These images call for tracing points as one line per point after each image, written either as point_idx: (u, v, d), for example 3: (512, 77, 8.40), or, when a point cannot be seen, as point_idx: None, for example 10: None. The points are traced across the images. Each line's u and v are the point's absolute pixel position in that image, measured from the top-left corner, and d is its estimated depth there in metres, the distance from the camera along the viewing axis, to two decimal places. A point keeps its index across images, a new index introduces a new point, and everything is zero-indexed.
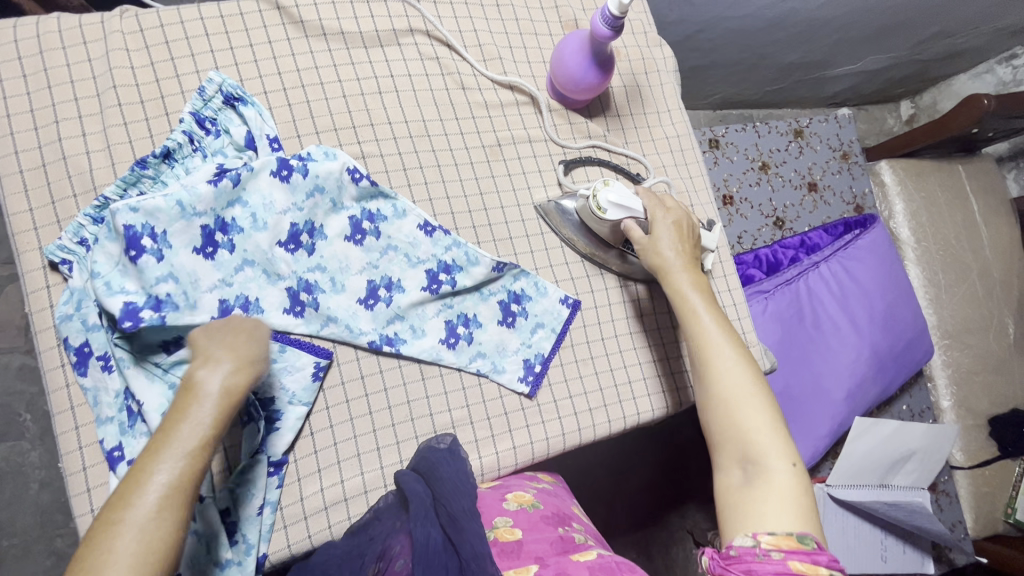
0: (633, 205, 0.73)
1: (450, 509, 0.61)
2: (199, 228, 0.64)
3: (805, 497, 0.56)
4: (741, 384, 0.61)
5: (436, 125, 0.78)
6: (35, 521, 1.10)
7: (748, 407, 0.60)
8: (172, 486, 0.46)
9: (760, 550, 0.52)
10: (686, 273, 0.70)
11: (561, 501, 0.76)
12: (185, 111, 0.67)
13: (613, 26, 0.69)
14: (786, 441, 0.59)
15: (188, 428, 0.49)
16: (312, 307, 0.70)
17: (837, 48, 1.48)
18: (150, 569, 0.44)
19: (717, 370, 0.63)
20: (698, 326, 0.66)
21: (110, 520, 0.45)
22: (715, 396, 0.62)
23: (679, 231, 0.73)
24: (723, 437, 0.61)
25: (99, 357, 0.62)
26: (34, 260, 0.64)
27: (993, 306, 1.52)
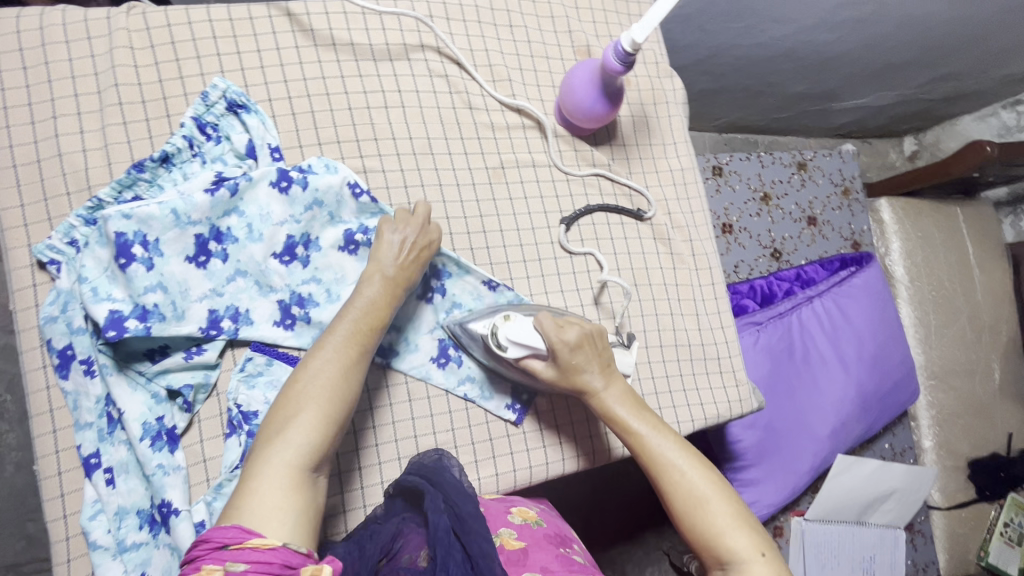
0: (534, 342, 0.67)
1: (458, 510, 0.57)
2: (193, 236, 0.64)
3: None
4: (695, 489, 0.61)
5: (440, 144, 0.77)
6: (6, 504, 1.08)
7: (709, 512, 0.60)
8: (356, 333, 0.59)
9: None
10: (610, 388, 0.68)
11: (560, 524, 0.75)
12: (186, 115, 0.67)
13: (625, 61, 0.68)
14: (753, 531, 0.60)
15: (358, 303, 0.61)
16: (304, 320, 0.68)
17: (846, 83, 1.48)
18: (339, 395, 0.55)
19: (672, 480, 0.62)
20: (638, 445, 0.65)
21: (314, 353, 0.57)
22: (677, 509, 0.62)
23: (591, 350, 0.69)
24: (697, 545, 0.61)
25: (82, 361, 0.61)
26: (22, 258, 0.63)
27: (980, 351, 1.54)
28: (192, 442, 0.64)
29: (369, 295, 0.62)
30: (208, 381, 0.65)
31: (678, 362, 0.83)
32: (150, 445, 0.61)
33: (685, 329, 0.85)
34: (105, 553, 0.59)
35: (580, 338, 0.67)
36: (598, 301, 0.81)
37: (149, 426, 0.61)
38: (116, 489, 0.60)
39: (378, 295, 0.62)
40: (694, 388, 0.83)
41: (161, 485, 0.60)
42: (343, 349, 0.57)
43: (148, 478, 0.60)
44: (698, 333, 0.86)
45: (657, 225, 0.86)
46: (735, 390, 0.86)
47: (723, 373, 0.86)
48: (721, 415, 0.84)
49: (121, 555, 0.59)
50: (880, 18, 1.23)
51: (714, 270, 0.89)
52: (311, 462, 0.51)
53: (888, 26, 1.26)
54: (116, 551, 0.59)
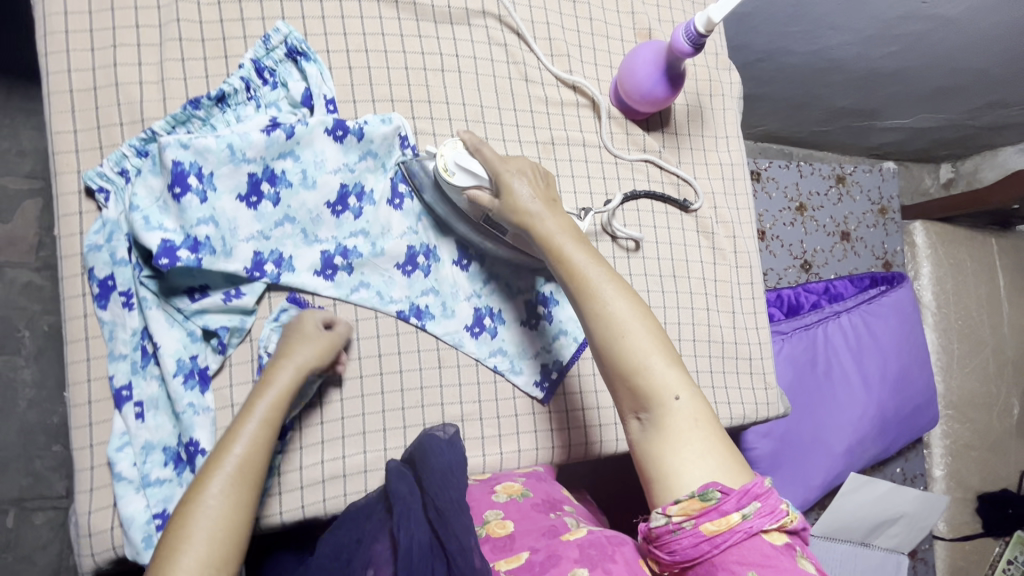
0: (480, 173, 0.64)
1: (436, 504, 0.58)
2: (246, 174, 0.63)
3: (700, 420, 0.53)
4: (625, 325, 0.54)
5: (492, 113, 0.76)
6: (16, 439, 1.05)
7: (634, 353, 0.54)
8: (247, 455, 0.53)
9: (672, 524, 0.48)
10: (552, 217, 0.60)
11: (552, 484, 0.73)
12: (246, 57, 0.66)
13: (695, 43, 0.67)
14: (680, 372, 0.54)
15: (253, 427, 0.55)
16: (346, 271, 0.69)
17: (892, 101, 1.45)
18: (231, 532, 0.50)
19: (595, 314, 0.55)
20: (571, 277, 0.57)
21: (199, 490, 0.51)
22: (601, 345, 0.55)
23: (532, 180, 0.63)
24: (616, 383, 0.55)
25: (122, 293, 0.61)
26: (70, 184, 0.62)
27: (1002, 386, 1.50)
28: (221, 385, 0.63)
29: (262, 412, 0.56)
30: (244, 325, 0.64)
31: (709, 357, 0.82)
32: (183, 383, 0.61)
33: (719, 326, 0.84)
34: (129, 486, 0.59)
35: (521, 171, 0.63)
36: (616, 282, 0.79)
37: (183, 363, 0.61)
38: (145, 423, 0.60)
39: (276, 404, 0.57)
40: (723, 386, 0.82)
41: (190, 424, 0.60)
42: (232, 485, 0.52)
43: (177, 416, 0.60)
44: (732, 332, 0.84)
45: (702, 218, 0.84)
46: (763, 392, 0.85)
47: (752, 374, 0.85)
48: (747, 416, 0.83)
49: (145, 489, 0.59)
50: (943, 35, 1.19)
51: (754, 270, 0.88)
52: None
53: (948, 47, 1.22)
54: (140, 484, 0.59)
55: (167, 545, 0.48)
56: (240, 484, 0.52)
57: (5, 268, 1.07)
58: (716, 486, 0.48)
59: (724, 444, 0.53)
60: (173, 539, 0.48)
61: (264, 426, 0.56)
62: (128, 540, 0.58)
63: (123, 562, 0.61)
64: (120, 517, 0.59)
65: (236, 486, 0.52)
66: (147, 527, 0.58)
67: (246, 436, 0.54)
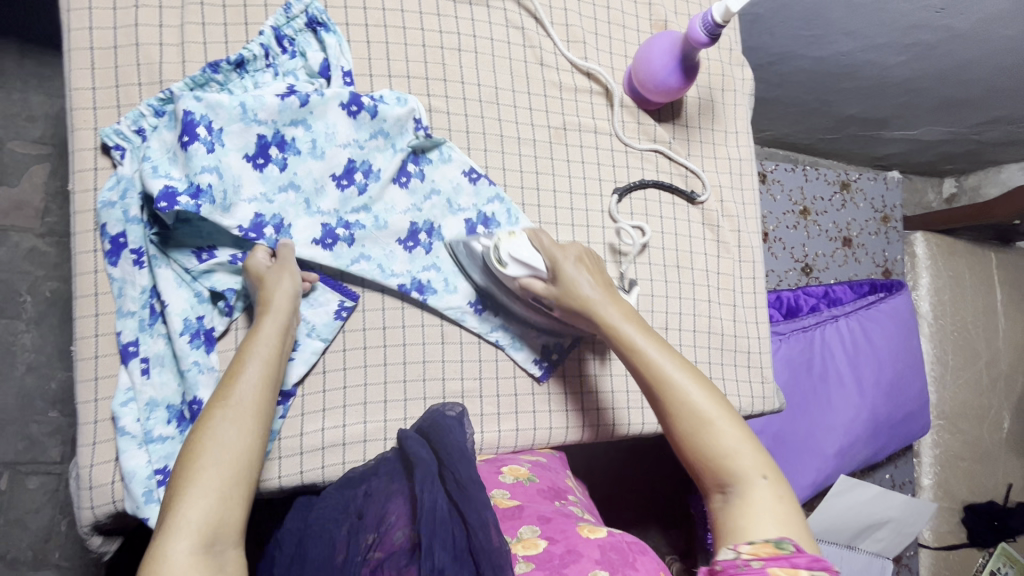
0: (534, 262, 0.66)
1: (458, 476, 0.58)
2: (256, 135, 0.64)
3: (789, 501, 0.53)
4: (704, 411, 0.56)
5: (507, 96, 0.77)
6: (13, 402, 1.02)
7: (719, 438, 0.55)
8: (258, 382, 0.54)
9: (740, 560, 0.46)
10: (614, 305, 0.63)
11: (556, 474, 0.76)
12: (267, 24, 0.66)
13: (712, 33, 0.67)
14: (761, 452, 0.55)
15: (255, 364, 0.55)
16: (346, 241, 0.69)
17: (899, 112, 1.46)
18: (243, 462, 0.49)
19: (677, 401, 0.57)
20: (643, 363, 0.59)
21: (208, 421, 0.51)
22: (682, 431, 0.56)
23: (586, 267, 0.66)
24: (698, 467, 0.55)
25: (133, 251, 0.62)
26: (87, 139, 0.63)
27: (994, 399, 1.51)
28: (227, 347, 0.64)
29: (264, 346, 0.57)
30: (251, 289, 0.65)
31: (709, 349, 0.83)
32: (190, 342, 0.61)
33: (720, 320, 0.84)
34: (132, 441, 0.59)
35: (576, 256, 0.66)
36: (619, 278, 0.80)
37: (189, 323, 0.62)
38: (150, 380, 0.61)
39: (274, 335, 0.59)
40: (721, 377, 0.83)
41: (194, 382, 0.60)
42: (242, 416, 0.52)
43: (182, 373, 0.60)
44: (732, 326, 0.85)
45: (708, 211, 0.85)
46: (760, 386, 0.86)
47: (751, 367, 0.86)
48: (742, 409, 0.84)
49: (147, 445, 0.60)
50: (952, 47, 1.17)
51: (757, 265, 0.88)
52: (213, 537, 0.45)
53: (958, 58, 1.21)
54: (142, 440, 0.60)
55: (178, 477, 0.48)
56: (248, 412, 0.52)
57: (10, 232, 1.05)
58: (791, 541, 0.49)
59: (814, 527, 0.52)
60: (186, 469, 0.48)
61: (265, 364, 0.56)
62: (128, 494, 0.59)
63: (122, 518, 0.62)
64: (122, 471, 0.59)
65: (240, 417, 0.52)
66: (147, 482, 0.59)
67: (250, 375, 0.54)
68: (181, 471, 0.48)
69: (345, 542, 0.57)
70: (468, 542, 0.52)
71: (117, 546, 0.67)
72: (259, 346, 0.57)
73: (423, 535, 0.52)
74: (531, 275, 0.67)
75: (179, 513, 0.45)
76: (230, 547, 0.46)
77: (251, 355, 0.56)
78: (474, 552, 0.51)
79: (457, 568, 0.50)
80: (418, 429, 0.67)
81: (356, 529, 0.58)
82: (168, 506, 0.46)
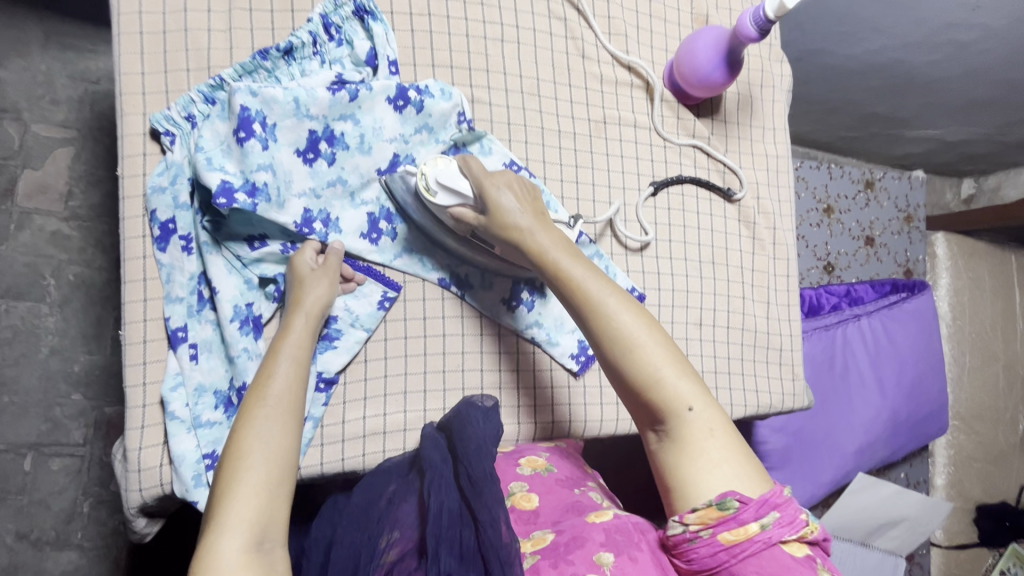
0: (463, 190, 0.63)
1: (471, 472, 0.58)
2: (307, 130, 0.64)
3: (716, 432, 0.53)
4: (634, 340, 0.54)
5: (548, 88, 0.77)
6: (37, 385, 1.03)
7: (648, 369, 0.54)
8: (288, 384, 0.55)
9: (689, 533, 0.50)
10: (544, 233, 0.61)
11: (575, 461, 0.74)
12: (315, 12, 0.66)
13: (762, 29, 0.67)
14: (691, 380, 0.54)
15: (283, 367, 0.56)
16: (389, 236, 0.70)
17: (924, 110, 1.42)
18: (280, 458, 0.50)
19: (605, 329, 0.55)
20: (571, 291, 0.58)
21: (246, 423, 0.52)
22: (612, 362, 0.55)
23: (518, 193, 0.63)
24: (630, 399, 0.56)
25: (182, 238, 0.62)
26: (136, 125, 0.63)
27: (1010, 401, 1.51)
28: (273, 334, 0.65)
29: (291, 347, 0.58)
30: None
31: (741, 346, 0.83)
32: (239, 328, 0.62)
33: (752, 317, 0.85)
34: (181, 425, 0.60)
35: (506, 181, 0.63)
36: (645, 280, 0.79)
37: (239, 310, 0.62)
38: (198, 365, 0.62)
39: (302, 336, 0.59)
40: (753, 374, 0.83)
41: (243, 368, 0.61)
42: (275, 417, 0.53)
43: (232, 359, 0.61)
44: (765, 324, 0.85)
45: (744, 208, 0.85)
46: (790, 384, 0.86)
47: (782, 364, 0.86)
48: (773, 406, 0.84)
49: (196, 430, 0.60)
50: (985, 46, 1.15)
51: (791, 264, 0.88)
52: (262, 532, 0.46)
53: (993, 59, 1.18)
54: (191, 425, 0.61)
55: (224, 473, 0.49)
56: (283, 413, 0.53)
57: (34, 215, 1.05)
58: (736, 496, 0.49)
59: (741, 453, 0.53)
60: (231, 466, 0.49)
61: (296, 365, 0.57)
62: (177, 477, 0.60)
63: (167, 501, 0.63)
64: (171, 454, 0.60)
65: (279, 416, 0.53)
66: (196, 466, 0.60)
67: (282, 375, 0.56)
68: (226, 470, 0.49)
69: (365, 546, 0.57)
70: (477, 542, 0.53)
71: (158, 529, 0.67)
72: (286, 347, 0.58)
73: (430, 539, 0.53)
74: (460, 203, 0.64)
75: (228, 512, 0.46)
76: (278, 546, 0.46)
77: (284, 354, 0.57)
78: (483, 553, 0.52)
79: (463, 570, 0.51)
80: (441, 424, 0.67)
81: (375, 531, 0.58)
82: (218, 502, 0.47)
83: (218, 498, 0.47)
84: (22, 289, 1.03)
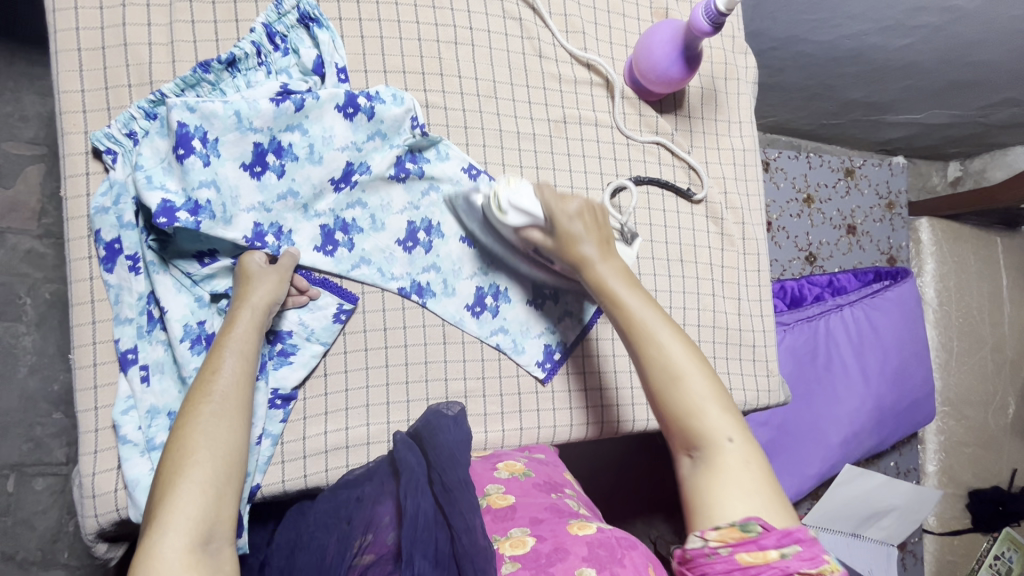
0: (534, 212, 0.64)
1: (444, 480, 0.57)
2: (252, 143, 0.62)
3: (752, 467, 0.53)
4: (682, 368, 0.56)
5: (505, 89, 0.75)
6: (16, 405, 1.01)
7: (690, 397, 0.55)
8: (234, 380, 0.54)
9: (707, 549, 0.48)
10: (606, 262, 0.62)
11: (554, 468, 0.74)
12: (258, 21, 0.64)
13: (714, 22, 0.66)
14: (728, 412, 0.55)
15: (229, 362, 0.55)
16: (346, 247, 0.69)
17: (904, 94, 1.39)
18: (225, 459, 0.49)
19: (652, 351, 0.57)
20: (622, 315, 0.59)
21: (189, 419, 0.51)
22: (655, 385, 0.57)
23: (591, 222, 0.63)
24: (667, 425, 0.56)
25: (129, 257, 0.61)
26: (78, 144, 0.61)
27: (1001, 384, 1.48)
28: None
29: (235, 342, 0.56)
30: None
31: (713, 343, 0.82)
32: (191, 348, 0.61)
33: (723, 313, 0.83)
34: (134, 449, 0.59)
35: (581, 209, 0.63)
36: None
37: (190, 329, 0.61)
38: (150, 387, 0.61)
39: (249, 330, 0.58)
40: (726, 371, 0.82)
41: None
42: (218, 413, 0.51)
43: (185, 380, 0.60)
44: (737, 320, 0.84)
45: (711, 204, 0.84)
46: (765, 379, 0.85)
47: (756, 361, 0.85)
48: (748, 403, 0.83)
49: (148, 453, 0.59)
50: (959, 27, 1.12)
51: (762, 258, 0.87)
52: (207, 532, 0.45)
53: (967, 40, 1.15)
54: (144, 448, 0.60)
55: (164, 472, 0.48)
56: (228, 410, 0.52)
57: (6, 234, 1.03)
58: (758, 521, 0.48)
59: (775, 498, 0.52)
60: (174, 466, 0.48)
61: (242, 360, 0.56)
62: (132, 502, 0.59)
63: (126, 525, 0.62)
64: (125, 479, 0.59)
65: (225, 412, 0.52)
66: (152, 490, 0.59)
67: (228, 368, 0.54)
68: (171, 467, 0.48)
69: (334, 546, 0.56)
70: (451, 548, 0.52)
71: (123, 552, 0.67)
72: (230, 342, 0.56)
73: (405, 542, 0.51)
74: (530, 224, 0.65)
75: (173, 510, 0.45)
76: (225, 545, 0.46)
77: (229, 348, 0.56)
78: (457, 559, 0.51)
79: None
80: (413, 431, 0.65)
81: (345, 533, 0.57)
82: (159, 502, 0.46)
83: (161, 495, 0.46)
84: None
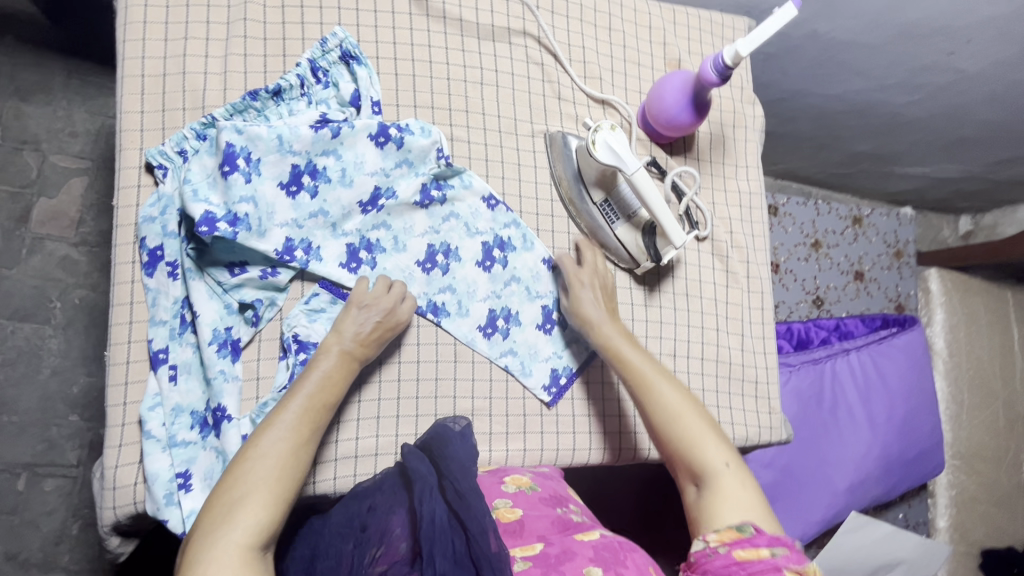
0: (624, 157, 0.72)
1: (457, 485, 0.59)
2: (290, 164, 0.68)
3: (750, 486, 0.62)
4: (674, 409, 0.67)
5: (525, 126, 0.81)
6: (36, 405, 1.05)
7: (688, 435, 0.65)
8: (314, 402, 0.59)
9: (709, 549, 0.55)
10: (613, 323, 0.73)
11: (558, 483, 0.75)
12: (304, 57, 0.71)
13: (722, 74, 0.71)
14: (721, 443, 0.65)
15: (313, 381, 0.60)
16: (369, 265, 0.73)
17: (912, 147, 1.43)
18: (289, 476, 0.54)
19: (654, 400, 0.67)
20: (626, 369, 0.70)
21: (267, 429, 0.56)
22: (659, 433, 0.66)
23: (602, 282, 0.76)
24: (676, 463, 0.65)
25: (169, 264, 0.66)
26: (133, 159, 0.67)
27: (1013, 440, 1.46)
28: (250, 358, 0.67)
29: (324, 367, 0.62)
30: (277, 301, 0.69)
31: (716, 377, 0.84)
32: (217, 351, 0.65)
33: (727, 348, 0.86)
34: (156, 444, 0.63)
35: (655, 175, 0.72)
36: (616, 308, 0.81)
37: (218, 333, 0.65)
38: (176, 386, 0.64)
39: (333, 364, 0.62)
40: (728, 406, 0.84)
41: (219, 390, 0.64)
42: (296, 427, 0.57)
43: (208, 381, 0.64)
44: (740, 355, 0.86)
45: (717, 243, 0.87)
46: (767, 417, 0.86)
47: (758, 398, 0.86)
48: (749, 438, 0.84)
49: (170, 449, 0.63)
50: (964, 87, 1.16)
51: (765, 296, 0.90)
52: (264, 538, 0.51)
53: (974, 98, 1.19)
54: (166, 444, 0.63)
55: (233, 471, 0.54)
56: (303, 430, 0.57)
57: (46, 241, 1.09)
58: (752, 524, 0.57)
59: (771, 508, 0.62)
60: (243, 473, 0.53)
61: (325, 387, 0.61)
62: (150, 496, 0.62)
63: (140, 519, 0.65)
64: (145, 473, 0.62)
65: (299, 431, 0.57)
66: (169, 485, 0.62)
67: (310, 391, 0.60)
68: (242, 472, 0.53)
69: (352, 553, 0.58)
70: (469, 548, 0.55)
71: (133, 548, 0.69)
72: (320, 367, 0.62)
73: (424, 539, 0.54)
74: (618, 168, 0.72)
75: (240, 512, 0.50)
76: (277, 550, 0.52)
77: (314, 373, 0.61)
78: (476, 561, 0.54)
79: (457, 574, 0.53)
80: (419, 443, 0.66)
81: (361, 540, 0.59)
82: (228, 501, 0.51)
83: (231, 494, 0.52)
84: (29, 311, 1.07)
